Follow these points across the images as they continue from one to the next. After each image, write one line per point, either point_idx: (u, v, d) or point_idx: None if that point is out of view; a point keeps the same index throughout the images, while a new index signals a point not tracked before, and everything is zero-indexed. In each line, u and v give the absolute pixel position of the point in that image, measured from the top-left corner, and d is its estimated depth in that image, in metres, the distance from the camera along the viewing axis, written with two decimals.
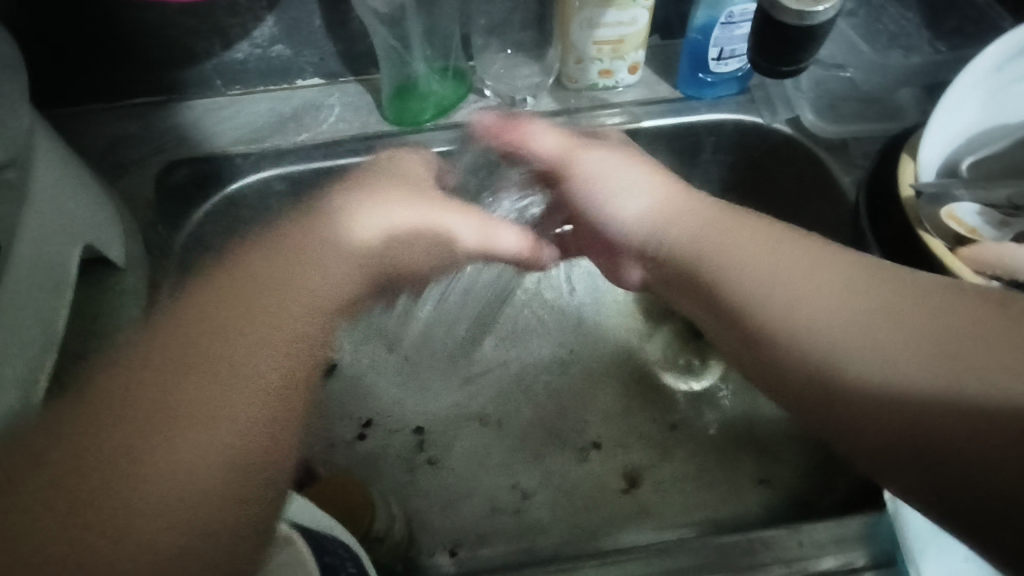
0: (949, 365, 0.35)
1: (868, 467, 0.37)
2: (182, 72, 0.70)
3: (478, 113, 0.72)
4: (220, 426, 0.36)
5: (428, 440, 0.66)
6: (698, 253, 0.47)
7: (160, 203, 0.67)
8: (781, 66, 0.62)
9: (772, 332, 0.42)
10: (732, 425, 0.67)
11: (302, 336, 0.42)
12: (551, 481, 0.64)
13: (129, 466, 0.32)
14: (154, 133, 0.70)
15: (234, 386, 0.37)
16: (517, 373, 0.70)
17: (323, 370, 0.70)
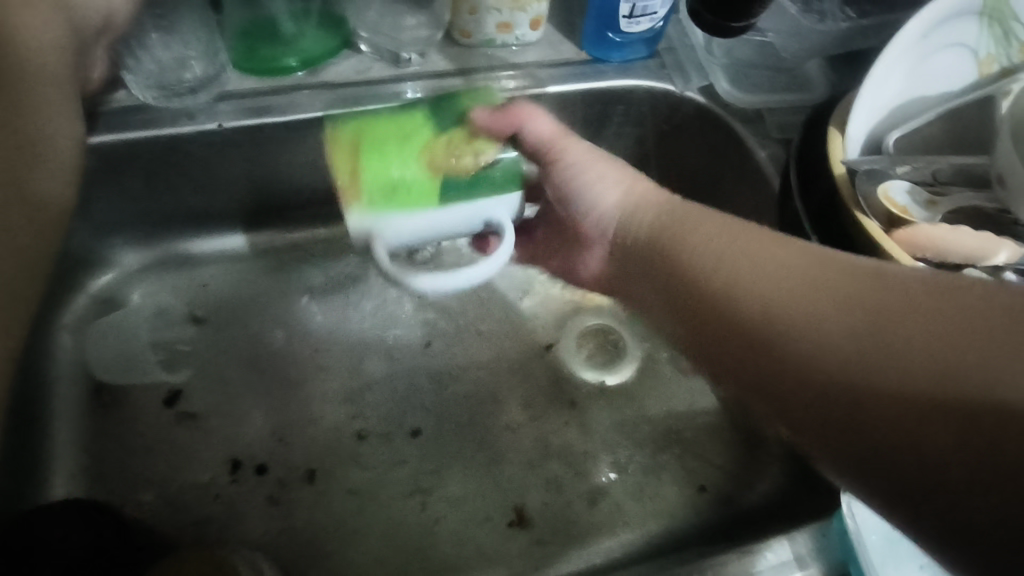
0: (876, 333, 0.35)
1: (819, 450, 0.37)
2: None
3: (356, 72, 0.60)
4: None
5: (318, 472, 0.57)
6: (645, 248, 0.52)
7: None
8: (731, 20, 0.53)
9: (729, 299, 0.43)
10: (659, 421, 0.64)
11: None
12: (462, 502, 0.58)
13: None
14: None
15: None
16: (411, 378, 0.63)
17: (166, 402, 0.58)
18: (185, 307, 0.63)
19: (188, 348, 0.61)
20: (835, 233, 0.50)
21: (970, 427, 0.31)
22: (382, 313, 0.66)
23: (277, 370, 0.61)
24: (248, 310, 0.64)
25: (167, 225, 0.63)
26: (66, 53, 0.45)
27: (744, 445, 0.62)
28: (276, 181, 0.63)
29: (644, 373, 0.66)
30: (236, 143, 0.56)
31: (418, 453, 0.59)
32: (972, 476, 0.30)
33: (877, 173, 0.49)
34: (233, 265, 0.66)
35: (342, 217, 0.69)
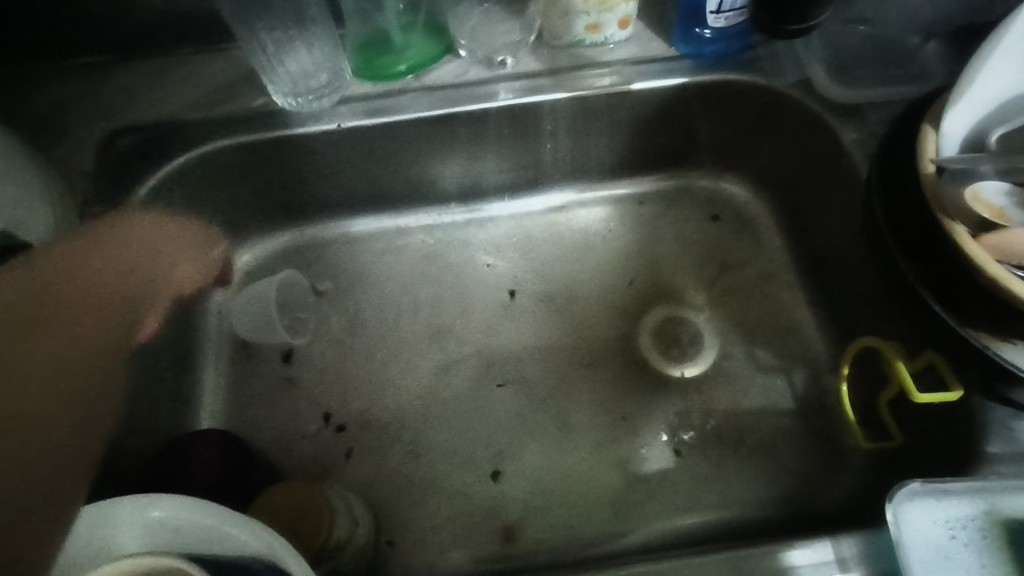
0: None
1: None
2: (123, 28, 0.62)
3: (455, 75, 0.65)
4: (56, 391, 0.37)
5: (405, 428, 0.65)
6: None
7: (101, 172, 0.60)
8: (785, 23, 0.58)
9: None
10: (733, 416, 0.64)
11: (79, 366, 0.39)
12: (532, 472, 0.63)
13: (11, 358, 0.37)
14: (96, 99, 0.63)
15: (61, 349, 0.38)
16: (492, 356, 0.69)
17: (285, 359, 0.69)
18: (308, 279, 0.74)
19: (306, 314, 0.72)
20: (919, 240, 0.48)
21: None
22: (479, 295, 0.72)
23: (374, 336, 0.70)
24: (361, 286, 0.73)
25: (298, 210, 0.73)
26: (82, 275, 0.42)
27: (817, 449, 0.61)
28: (387, 175, 0.71)
29: (724, 370, 0.66)
30: (351, 141, 0.65)
31: (495, 425, 0.65)
32: None
33: (970, 175, 0.46)
34: (343, 245, 0.75)
35: (444, 204, 0.76)
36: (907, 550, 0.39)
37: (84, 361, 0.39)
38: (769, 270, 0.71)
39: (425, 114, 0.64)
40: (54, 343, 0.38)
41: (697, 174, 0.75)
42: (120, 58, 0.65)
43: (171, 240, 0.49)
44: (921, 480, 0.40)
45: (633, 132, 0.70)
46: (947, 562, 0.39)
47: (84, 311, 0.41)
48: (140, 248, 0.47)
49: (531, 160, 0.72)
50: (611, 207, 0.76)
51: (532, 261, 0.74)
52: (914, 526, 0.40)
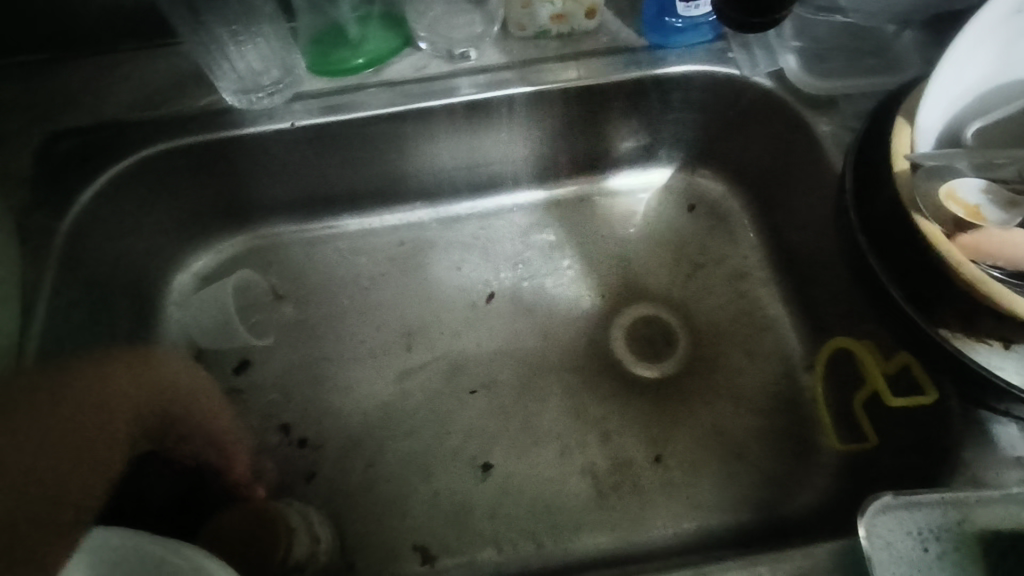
0: None
1: None
2: (58, 25, 0.58)
3: (415, 69, 0.63)
4: (76, 433, 0.45)
5: (372, 438, 0.63)
6: None
7: (40, 179, 0.57)
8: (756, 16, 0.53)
9: None
10: (708, 419, 0.62)
11: (73, 443, 0.45)
12: (504, 482, 0.61)
13: (52, 396, 0.46)
14: (34, 100, 0.59)
15: (70, 404, 0.47)
16: (462, 361, 0.66)
17: (240, 369, 0.66)
18: (269, 284, 0.71)
19: (267, 321, 0.69)
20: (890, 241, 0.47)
21: None
22: (448, 296, 0.70)
23: (337, 343, 0.68)
24: (325, 289, 0.70)
25: (256, 212, 0.70)
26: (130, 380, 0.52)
27: (793, 451, 0.60)
28: (348, 175, 0.68)
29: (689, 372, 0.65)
30: (308, 140, 0.62)
31: (464, 433, 0.63)
32: None
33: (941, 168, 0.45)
34: (306, 246, 0.72)
35: (410, 203, 0.73)
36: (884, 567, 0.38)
37: (101, 434, 0.47)
38: (743, 266, 0.70)
39: (384, 112, 0.61)
40: (65, 409, 0.46)
41: (669, 169, 0.73)
42: (58, 55, 0.61)
43: (178, 373, 0.57)
44: (893, 492, 0.39)
45: (602, 127, 0.67)
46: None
47: (69, 387, 0.47)
48: (165, 375, 0.56)
49: (500, 157, 0.70)
50: (582, 202, 0.74)
51: (502, 261, 0.72)
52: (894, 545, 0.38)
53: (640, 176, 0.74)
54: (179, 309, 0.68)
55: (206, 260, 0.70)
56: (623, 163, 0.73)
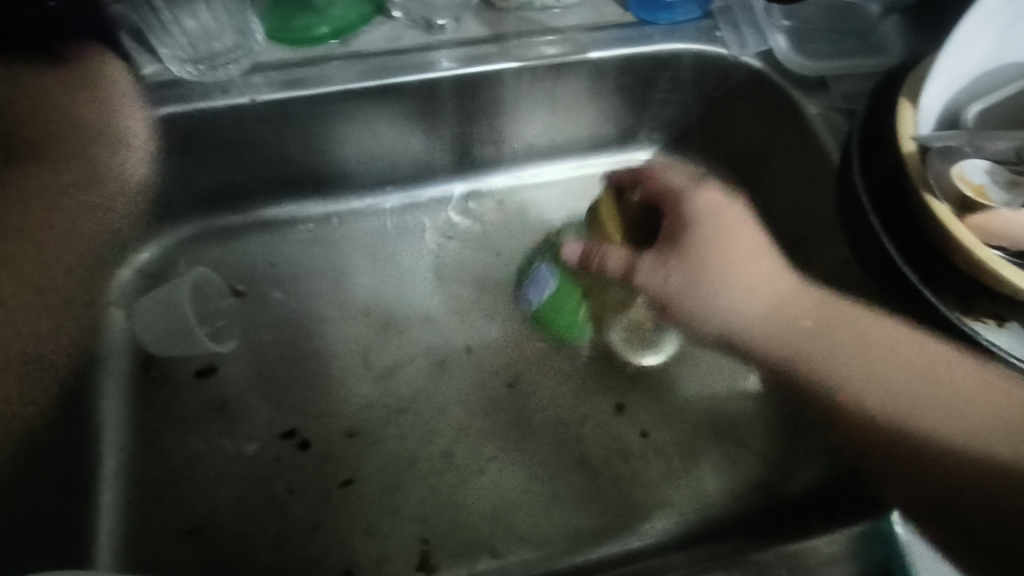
0: None
1: None
2: None
3: (388, 40, 0.57)
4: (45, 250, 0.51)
5: (358, 433, 0.58)
6: None
7: None
8: None
9: None
10: (702, 403, 0.62)
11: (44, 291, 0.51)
12: (502, 482, 0.57)
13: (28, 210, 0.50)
14: None
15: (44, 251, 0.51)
16: (447, 356, 0.62)
17: (201, 375, 0.59)
18: (227, 279, 0.64)
19: (226, 318, 0.62)
20: (903, 222, 0.47)
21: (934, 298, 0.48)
22: (424, 288, 0.65)
23: (305, 343, 0.62)
24: (292, 283, 0.64)
25: (209, 202, 0.63)
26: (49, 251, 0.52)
27: (788, 432, 0.60)
28: (309, 157, 0.62)
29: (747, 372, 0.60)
30: (270, 118, 0.56)
31: (456, 430, 0.59)
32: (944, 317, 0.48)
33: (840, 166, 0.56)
34: (267, 230, 0.66)
35: (382, 186, 0.68)
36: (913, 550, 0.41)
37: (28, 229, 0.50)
38: None
39: (353, 86, 0.55)
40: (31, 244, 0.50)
41: (649, 150, 0.71)
42: None
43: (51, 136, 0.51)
44: None
45: (587, 107, 0.65)
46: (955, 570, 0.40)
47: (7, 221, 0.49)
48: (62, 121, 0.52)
49: (487, 137, 0.66)
50: (556, 187, 0.71)
51: (491, 247, 0.68)
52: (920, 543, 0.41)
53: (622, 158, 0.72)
54: (122, 309, 0.62)
55: (148, 252, 0.64)
56: (605, 144, 0.70)
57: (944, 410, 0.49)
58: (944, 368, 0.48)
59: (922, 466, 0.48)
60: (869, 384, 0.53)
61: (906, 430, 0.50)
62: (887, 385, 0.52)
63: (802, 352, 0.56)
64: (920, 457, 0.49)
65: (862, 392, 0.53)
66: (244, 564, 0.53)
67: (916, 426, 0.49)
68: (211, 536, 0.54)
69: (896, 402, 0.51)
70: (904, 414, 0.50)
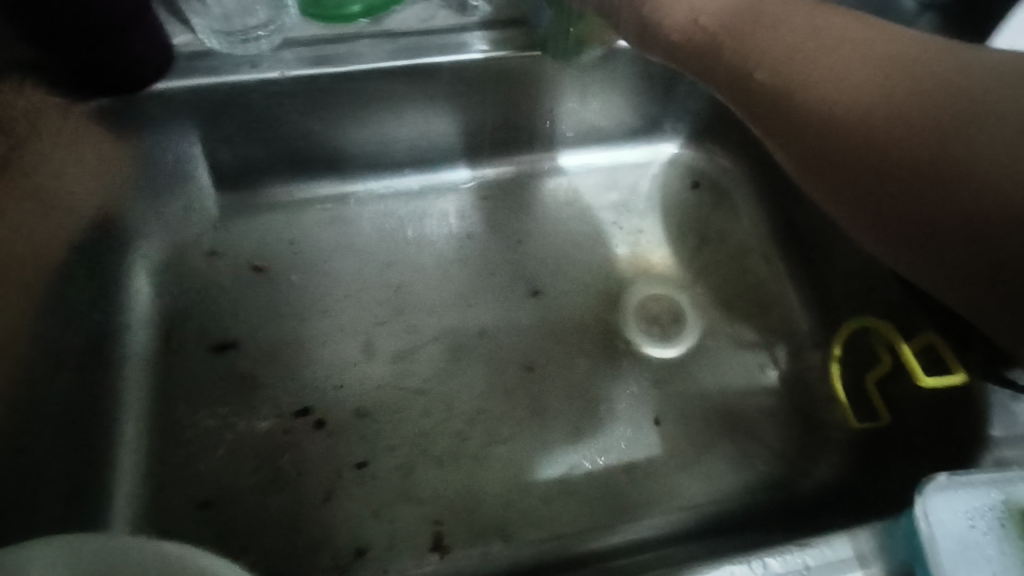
0: None
1: None
2: None
3: (420, 20, 0.56)
4: None
5: (373, 413, 0.58)
6: None
7: None
8: None
9: None
10: (718, 397, 0.62)
11: None
12: (514, 467, 0.57)
13: None
14: None
15: None
16: (466, 339, 0.62)
17: (219, 349, 0.60)
18: (248, 254, 0.64)
19: (245, 293, 0.62)
20: None
21: (926, 105, 0.32)
22: (448, 270, 0.65)
23: (324, 321, 0.62)
24: (314, 261, 0.64)
25: (232, 177, 0.63)
26: None
27: (803, 429, 0.60)
28: (334, 136, 0.62)
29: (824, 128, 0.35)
30: (297, 93, 0.56)
31: (470, 413, 0.59)
32: (919, 133, 0.32)
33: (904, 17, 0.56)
34: (290, 207, 0.66)
35: (405, 168, 0.68)
36: (938, 552, 0.37)
37: None
38: (745, 243, 0.69)
39: (383, 65, 0.55)
40: None
41: (673, 145, 0.72)
42: None
43: None
44: (948, 472, 0.39)
45: (614, 96, 0.65)
46: (968, 552, 0.38)
47: None
48: None
49: (513, 122, 0.65)
50: (580, 177, 0.71)
51: (512, 234, 0.68)
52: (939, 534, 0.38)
53: (646, 150, 0.72)
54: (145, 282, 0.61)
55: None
56: (630, 134, 0.70)
57: (904, 107, 0.32)
58: (918, 61, 0.33)
59: (924, 166, 0.31)
60: (816, 64, 0.35)
61: (841, 114, 0.34)
62: (829, 55, 0.35)
63: (774, 44, 0.37)
64: (952, 192, 0.31)
65: (815, 92, 0.35)
66: (255, 538, 0.53)
67: (864, 108, 0.33)
68: (223, 509, 0.54)
69: (838, 86, 0.34)
70: (829, 115, 0.34)
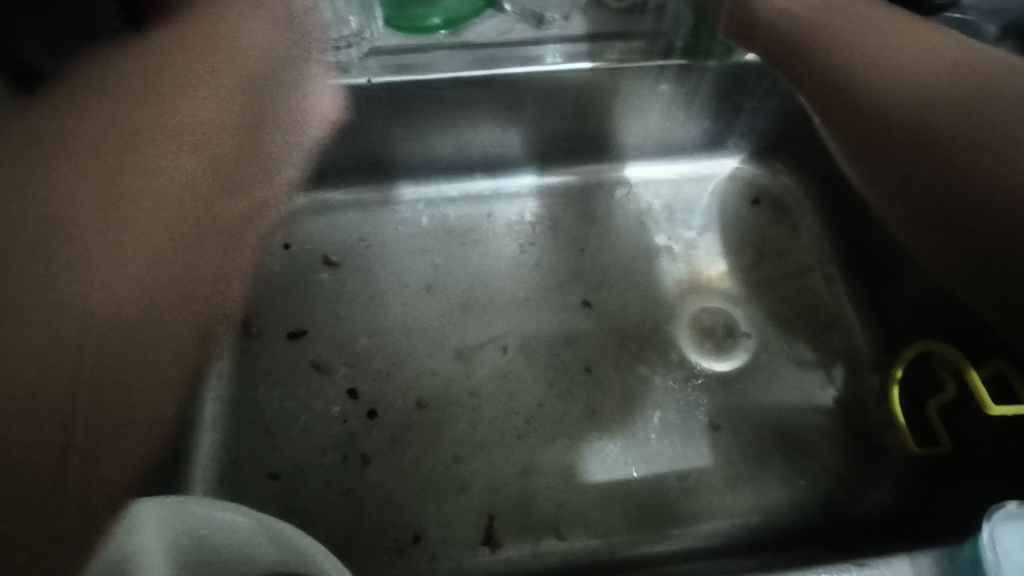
0: None
1: None
2: None
3: (498, 32, 0.59)
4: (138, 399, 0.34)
5: (432, 405, 0.61)
6: None
7: None
8: None
9: None
10: (771, 413, 0.62)
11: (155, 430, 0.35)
12: (566, 468, 0.58)
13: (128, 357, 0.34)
14: None
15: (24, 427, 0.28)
16: (523, 339, 0.64)
17: (291, 336, 0.63)
18: (319, 248, 0.67)
19: (317, 284, 0.65)
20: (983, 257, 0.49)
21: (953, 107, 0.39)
22: (509, 272, 0.67)
23: (389, 314, 0.64)
24: (384, 257, 0.67)
25: (312, 176, 0.67)
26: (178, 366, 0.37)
27: (858, 451, 0.60)
28: (409, 140, 0.65)
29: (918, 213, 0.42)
30: (380, 98, 0.59)
31: (528, 412, 0.61)
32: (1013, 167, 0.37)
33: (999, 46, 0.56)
34: (360, 204, 0.69)
35: (471, 173, 0.70)
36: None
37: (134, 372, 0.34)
38: (807, 263, 0.69)
39: (461, 75, 0.58)
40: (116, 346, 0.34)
41: (735, 159, 0.73)
42: None
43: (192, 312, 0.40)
44: (1018, 501, 0.38)
45: (683, 111, 0.66)
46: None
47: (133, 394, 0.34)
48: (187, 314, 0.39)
49: (580, 134, 0.68)
50: (643, 188, 0.72)
51: (573, 242, 0.69)
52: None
53: (708, 164, 0.73)
54: None
55: None
56: (693, 149, 0.72)
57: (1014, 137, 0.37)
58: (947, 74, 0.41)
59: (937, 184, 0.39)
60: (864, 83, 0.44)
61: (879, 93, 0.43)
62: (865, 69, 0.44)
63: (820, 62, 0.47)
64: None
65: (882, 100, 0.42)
66: (318, 517, 0.56)
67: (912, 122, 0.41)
68: (288, 488, 0.57)
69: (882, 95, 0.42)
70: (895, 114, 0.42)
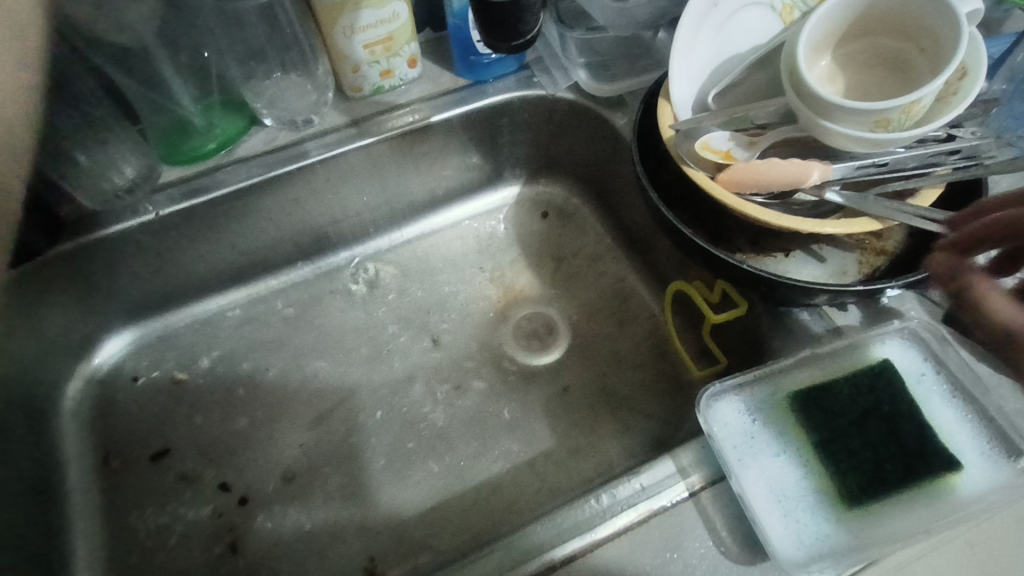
0: None
1: None
2: None
3: (265, 143, 0.69)
4: None
5: (299, 476, 0.66)
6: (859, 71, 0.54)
7: None
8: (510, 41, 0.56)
9: None
10: (594, 383, 0.71)
11: None
12: (429, 489, 0.65)
13: None
14: None
15: None
16: (370, 392, 0.71)
17: (155, 460, 0.67)
18: (166, 372, 0.73)
19: (169, 406, 0.70)
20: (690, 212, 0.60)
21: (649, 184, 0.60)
22: (345, 337, 0.75)
23: (243, 409, 0.70)
24: (230, 362, 0.73)
25: (138, 310, 0.73)
26: None
27: (670, 392, 0.69)
28: (217, 251, 0.72)
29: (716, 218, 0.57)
30: (175, 224, 0.66)
31: (386, 454, 0.67)
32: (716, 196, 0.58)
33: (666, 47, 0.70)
34: (204, 322, 0.76)
35: (290, 266, 0.79)
36: (749, 501, 0.45)
37: None
38: (596, 251, 0.80)
39: (245, 184, 0.66)
40: None
41: (516, 185, 0.84)
42: None
43: None
44: (717, 379, 0.50)
45: (451, 158, 0.77)
46: (786, 500, 0.45)
47: None
48: None
49: (373, 205, 0.78)
50: (445, 233, 0.82)
51: (395, 292, 0.78)
52: (748, 482, 0.46)
53: (495, 197, 0.84)
54: (80, 415, 0.69)
55: (109, 353, 0.73)
56: (478, 187, 0.83)
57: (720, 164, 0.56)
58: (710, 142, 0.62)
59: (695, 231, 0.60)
60: None
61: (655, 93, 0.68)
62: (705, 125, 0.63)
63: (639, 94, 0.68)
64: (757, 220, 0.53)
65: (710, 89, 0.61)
66: None
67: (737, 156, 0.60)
68: None
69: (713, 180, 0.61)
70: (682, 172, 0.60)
